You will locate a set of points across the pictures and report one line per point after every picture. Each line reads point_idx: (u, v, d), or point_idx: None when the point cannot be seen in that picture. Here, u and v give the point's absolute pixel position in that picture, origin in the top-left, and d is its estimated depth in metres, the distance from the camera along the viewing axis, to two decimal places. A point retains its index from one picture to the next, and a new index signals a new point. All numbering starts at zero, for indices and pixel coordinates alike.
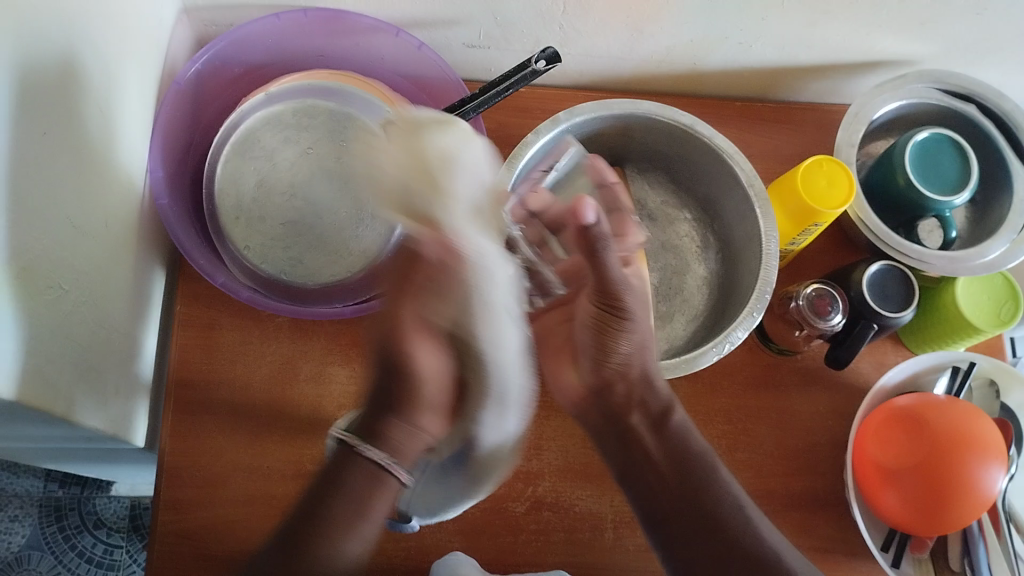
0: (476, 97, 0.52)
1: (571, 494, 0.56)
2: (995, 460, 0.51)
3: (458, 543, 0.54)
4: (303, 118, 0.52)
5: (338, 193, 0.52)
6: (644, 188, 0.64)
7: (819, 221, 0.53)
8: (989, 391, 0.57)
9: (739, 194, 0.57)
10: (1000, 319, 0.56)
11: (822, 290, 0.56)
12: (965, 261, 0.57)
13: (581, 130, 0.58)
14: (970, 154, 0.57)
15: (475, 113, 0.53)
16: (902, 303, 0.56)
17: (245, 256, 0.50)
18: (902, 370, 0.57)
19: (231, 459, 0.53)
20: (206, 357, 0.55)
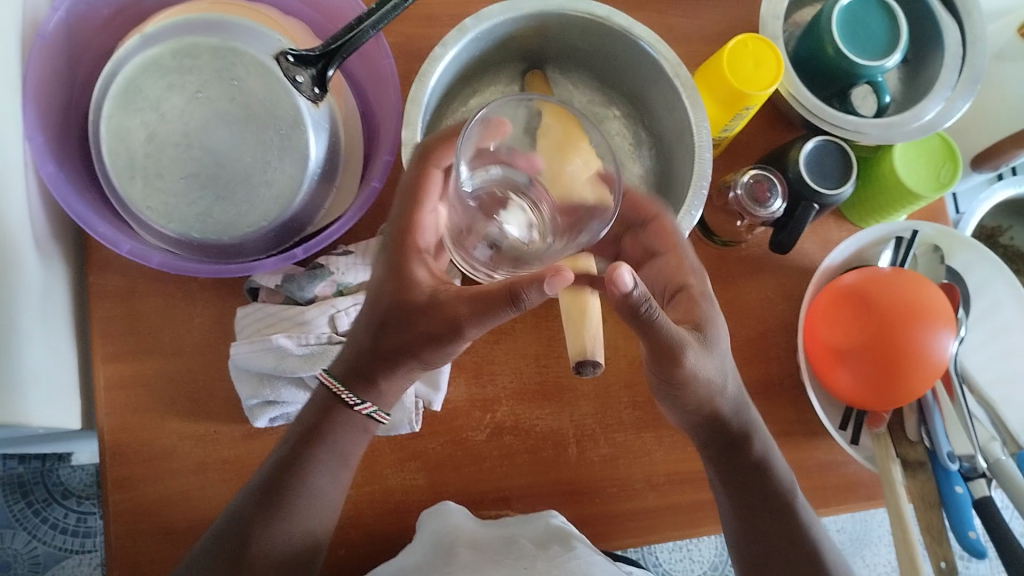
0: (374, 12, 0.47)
1: (530, 415, 0.56)
2: (943, 326, 0.51)
3: (422, 479, 0.54)
4: (186, 59, 0.47)
5: (239, 138, 0.48)
6: (569, 88, 0.60)
7: (751, 104, 0.51)
8: (933, 257, 0.57)
9: (663, 84, 0.53)
10: (939, 183, 0.55)
11: (759, 176, 0.54)
12: (901, 125, 0.55)
13: (493, 36, 0.54)
14: (898, 13, 0.55)
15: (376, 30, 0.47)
16: (841, 179, 0.54)
17: (148, 218, 0.47)
18: (846, 247, 0.56)
19: (174, 429, 0.51)
20: (130, 329, 0.52)
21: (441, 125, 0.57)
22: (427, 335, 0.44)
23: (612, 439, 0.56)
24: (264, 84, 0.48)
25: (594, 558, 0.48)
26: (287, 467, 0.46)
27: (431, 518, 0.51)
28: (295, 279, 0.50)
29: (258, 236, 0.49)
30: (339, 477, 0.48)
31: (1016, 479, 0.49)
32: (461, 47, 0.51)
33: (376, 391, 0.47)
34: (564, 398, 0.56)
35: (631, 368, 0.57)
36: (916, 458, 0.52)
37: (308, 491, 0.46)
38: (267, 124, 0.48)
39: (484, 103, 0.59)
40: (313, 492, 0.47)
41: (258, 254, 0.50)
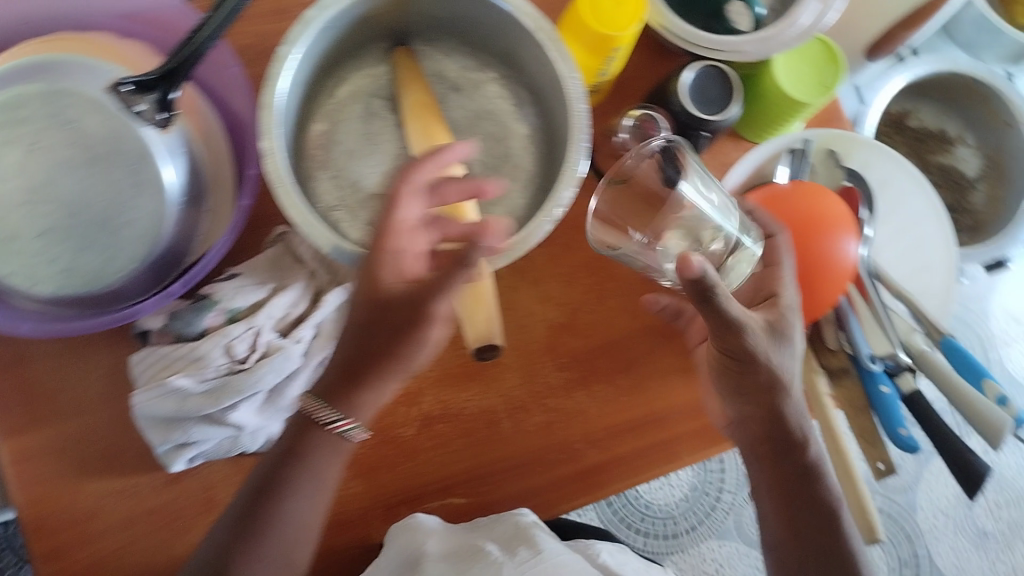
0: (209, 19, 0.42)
1: (457, 399, 0.54)
2: (845, 233, 0.50)
3: (357, 487, 0.53)
4: (15, 111, 0.44)
5: (87, 182, 0.45)
6: (440, 58, 0.58)
7: (620, 46, 0.49)
8: (830, 161, 0.55)
9: (528, 40, 0.51)
10: (824, 86, 0.54)
11: (644, 116, 0.54)
12: (779, 36, 0.53)
13: (343, 21, 0.51)
14: None
15: (216, 39, 0.43)
16: (726, 102, 0.53)
17: (12, 284, 0.45)
18: (740, 169, 0.55)
19: (95, 488, 0.50)
20: (25, 398, 0.50)
21: (310, 121, 0.55)
22: (399, 329, 0.45)
23: (545, 407, 0.55)
24: (100, 122, 0.45)
25: (555, 558, 0.56)
26: (264, 494, 0.47)
27: (401, 534, 0.52)
28: (180, 316, 0.49)
29: (133, 279, 0.46)
30: (320, 493, 0.48)
31: (941, 367, 0.49)
32: (310, 41, 0.48)
33: (354, 408, 0.47)
34: (488, 375, 0.55)
35: (552, 332, 0.56)
36: (840, 365, 0.52)
37: (301, 500, 0.47)
38: (112, 161, 0.45)
39: (353, 90, 0.57)
40: (297, 510, 0.47)
41: (139, 296, 0.48)
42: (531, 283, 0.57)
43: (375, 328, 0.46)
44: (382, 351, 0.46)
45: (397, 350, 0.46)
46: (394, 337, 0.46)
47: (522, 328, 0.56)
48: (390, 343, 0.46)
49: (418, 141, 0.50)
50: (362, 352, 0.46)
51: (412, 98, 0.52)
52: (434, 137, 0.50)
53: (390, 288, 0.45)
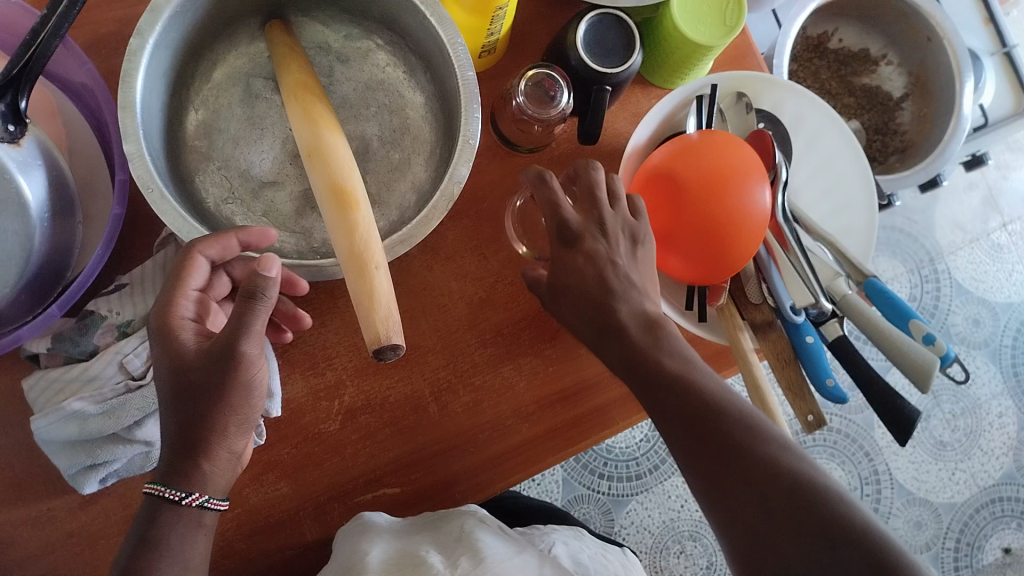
0: (48, 15, 0.40)
1: (380, 387, 0.53)
2: (756, 181, 0.48)
3: (285, 488, 0.51)
4: None
5: None
6: (320, 30, 0.54)
7: (504, 2, 0.47)
8: (740, 105, 0.53)
9: (406, 4, 0.48)
10: (727, 26, 0.51)
11: (540, 75, 0.50)
12: None
13: (204, 1, 0.47)
14: None
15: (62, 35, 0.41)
16: (626, 52, 0.50)
17: None
18: (648, 121, 0.53)
19: (4, 520, 0.48)
20: None
21: (187, 111, 0.51)
22: (198, 407, 0.40)
23: (471, 385, 0.54)
24: None
25: (505, 565, 0.50)
26: (144, 539, 0.40)
27: (347, 537, 0.50)
28: (67, 337, 0.46)
29: (8, 304, 0.44)
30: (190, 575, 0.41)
31: (867, 314, 0.48)
32: (165, 27, 0.45)
33: (203, 480, 0.41)
34: (410, 359, 0.53)
35: (471, 307, 0.54)
36: (763, 319, 0.51)
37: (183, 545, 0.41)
38: None
39: (231, 72, 0.53)
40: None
41: (22, 320, 0.45)
42: (444, 258, 0.55)
43: (179, 404, 0.41)
44: (201, 438, 0.41)
45: (203, 429, 0.41)
46: (197, 405, 0.40)
47: (440, 306, 0.54)
48: (200, 408, 0.40)
49: (302, 128, 0.46)
50: (183, 422, 0.41)
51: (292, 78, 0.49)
52: (318, 124, 0.46)
53: (187, 357, 0.41)
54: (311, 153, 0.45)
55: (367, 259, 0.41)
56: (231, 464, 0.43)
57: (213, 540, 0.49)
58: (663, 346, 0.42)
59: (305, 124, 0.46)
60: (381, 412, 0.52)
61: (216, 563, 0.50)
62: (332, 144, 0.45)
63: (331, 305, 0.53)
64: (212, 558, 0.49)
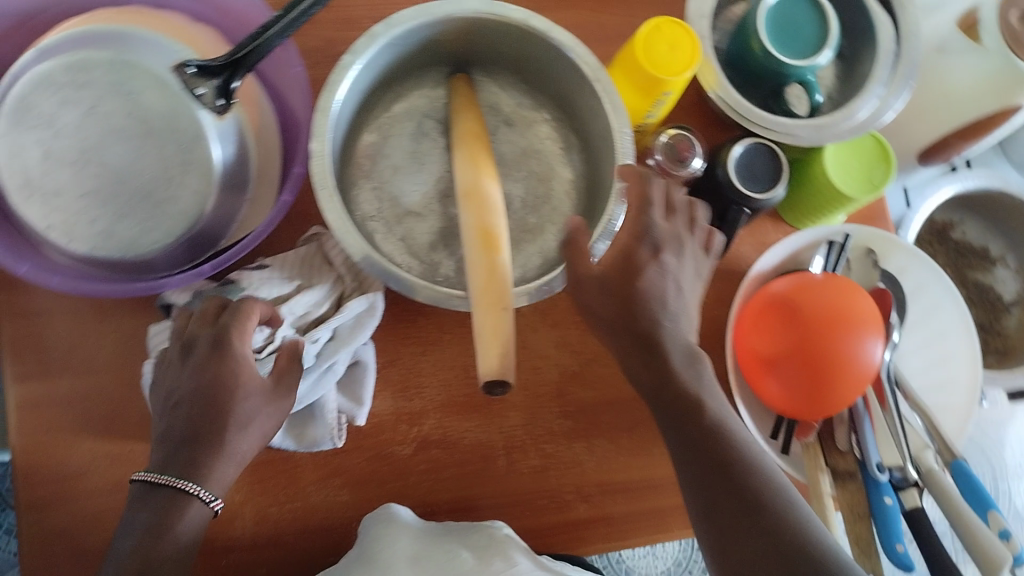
0: (279, 18, 0.43)
1: (458, 428, 0.54)
2: (873, 333, 0.50)
3: (346, 496, 0.52)
4: (78, 73, 0.45)
5: (137, 152, 0.46)
6: (496, 91, 0.59)
7: (669, 89, 0.50)
8: (867, 261, 0.55)
9: (586, 88, 0.52)
10: (871, 184, 0.54)
11: (679, 136, 0.54)
12: (832, 126, 0.54)
13: (411, 41, 0.52)
14: (827, 8, 0.54)
15: (282, 38, 0.44)
16: (771, 181, 0.53)
17: (49, 237, 0.45)
18: (778, 252, 0.55)
19: (86, 448, 0.50)
20: (39, 349, 0.51)
21: (362, 132, 0.56)
22: (211, 419, 0.44)
23: (543, 451, 0.55)
24: (161, 98, 0.46)
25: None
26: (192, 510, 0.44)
27: (374, 524, 0.50)
28: (204, 296, 0.49)
29: (164, 253, 0.47)
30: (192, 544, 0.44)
31: (948, 491, 0.48)
32: (373, 53, 0.50)
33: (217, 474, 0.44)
34: (493, 409, 0.55)
35: (563, 378, 0.56)
36: (846, 467, 0.51)
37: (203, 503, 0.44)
38: (167, 137, 0.46)
39: (408, 108, 0.58)
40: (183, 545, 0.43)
41: (169, 272, 0.49)
42: (550, 325, 0.57)
43: (207, 416, 0.44)
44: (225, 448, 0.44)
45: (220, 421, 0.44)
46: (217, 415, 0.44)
47: (535, 369, 0.56)
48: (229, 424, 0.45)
49: (469, 169, 0.50)
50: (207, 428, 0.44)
51: (467, 127, 0.53)
52: (482, 170, 0.50)
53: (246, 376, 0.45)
54: (467, 194, 0.48)
55: (501, 304, 0.44)
56: (240, 463, 0.46)
57: (261, 522, 0.51)
58: (701, 375, 0.44)
59: (471, 167, 0.50)
60: (452, 452, 0.54)
61: (261, 546, 0.51)
62: (488, 191, 0.49)
63: (435, 338, 0.55)
64: (262, 539, 0.52)
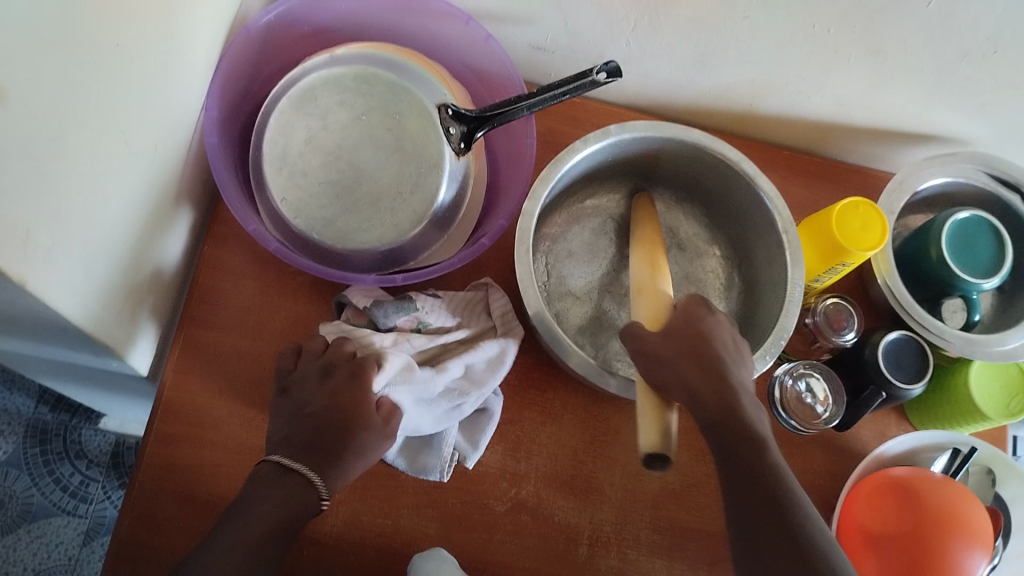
0: (530, 95, 0.50)
1: (553, 503, 0.56)
2: (982, 544, 0.50)
3: (433, 530, 0.54)
4: (362, 84, 0.53)
5: (382, 162, 0.53)
6: (679, 218, 0.64)
7: (848, 260, 0.53)
8: (985, 479, 0.57)
9: (770, 236, 0.56)
10: (1008, 409, 0.56)
11: (838, 305, 0.58)
12: (983, 345, 0.56)
13: (630, 149, 0.58)
14: (1006, 240, 0.57)
15: (528, 112, 0.50)
16: (915, 375, 0.55)
17: (280, 208, 0.51)
18: (902, 442, 0.57)
19: (227, 404, 0.53)
20: (220, 302, 0.55)
21: (555, 213, 0.61)
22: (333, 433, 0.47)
23: (624, 555, 0.56)
24: (419, 125, 0.54)
25: None
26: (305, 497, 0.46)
27: (426, 564, 0.51)
28: (381, 305, 0.53)
29: (368, 255, 0.52)
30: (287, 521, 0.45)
31: None
32: (598, 147, 0.56)
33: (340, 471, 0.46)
34: (591, 497, 0.57)
35: (662, 493, 0.58)
36: None
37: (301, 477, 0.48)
38: (410, 159, 0.53)
39: (598, 207, 0.63)
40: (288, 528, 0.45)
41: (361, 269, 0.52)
42: None
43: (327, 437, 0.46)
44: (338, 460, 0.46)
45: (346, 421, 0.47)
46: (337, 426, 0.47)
47: (639, 475, 0.58)
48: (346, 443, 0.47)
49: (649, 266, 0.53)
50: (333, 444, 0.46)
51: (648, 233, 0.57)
52: (660, 271, 0.52)
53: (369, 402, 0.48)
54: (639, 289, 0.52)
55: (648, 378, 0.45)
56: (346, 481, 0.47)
57: (351, 525, 0.53)
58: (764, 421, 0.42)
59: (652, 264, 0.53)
60: (541, 524, 0.55)
61: (342, 549, 0.53)
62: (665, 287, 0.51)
63: (556, 414, 0.58)
64: (348, 542, 0.53)
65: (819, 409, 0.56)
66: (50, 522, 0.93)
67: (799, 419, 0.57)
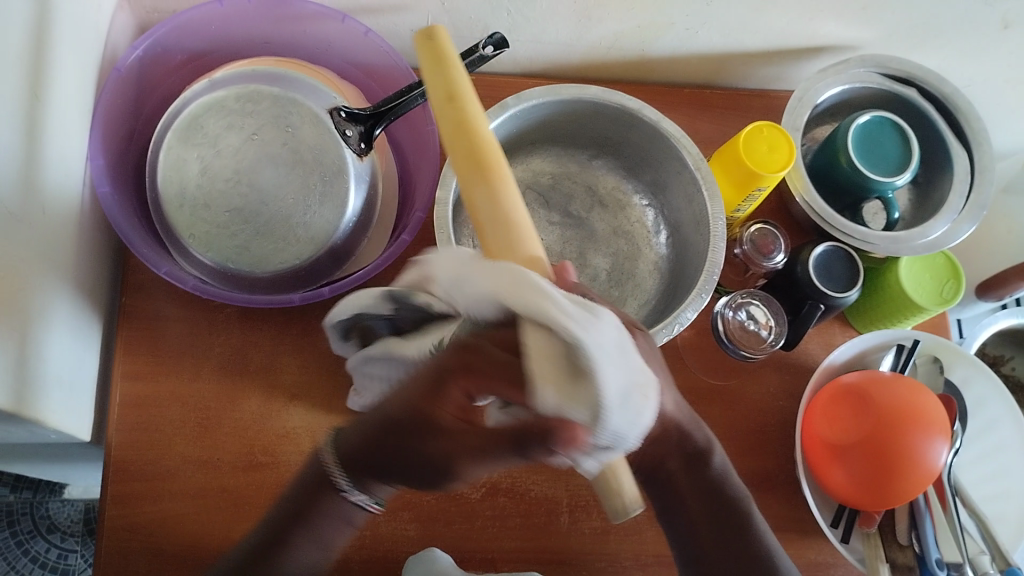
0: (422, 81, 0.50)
1: (527, 479, 0.55)
2: (940, 434, 0.51)
3: (413, 531, 0.53)
4: (247, 103, 0.52)
5: (284, 178, 0.51)
6: (595, 174, 0.64)
7: (763, 185, 0.54)
8: (933, 368, 0.59)
9: (685, 175, 0.57)
10: (942, 298, 0.57)
11: (763, 231, 0.59)
12: (908, 241, 0.58)
13: (533, 116, 0.58)
14: (910, 135, 0.58)
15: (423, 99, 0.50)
16: (848, 283, 0.56)
17: (190, 245, 0.50)
18: (849, 348, 0.58)
19: (179, 451, 0.52)
20: (151, 350, 0.54)
21: None
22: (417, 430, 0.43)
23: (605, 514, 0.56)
24: (314, 133, 0.52)
25: None
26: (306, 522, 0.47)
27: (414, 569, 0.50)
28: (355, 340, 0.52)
29: (289, 275, 0.51)
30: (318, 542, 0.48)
31: None
32: (500, 122, 0.55)
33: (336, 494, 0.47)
34: (563, 465, 0.56)
35: None
36: (905, 562, 0.54)
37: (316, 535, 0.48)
38: (312, 168, 0.52)
39: (514, 179, 0.63)
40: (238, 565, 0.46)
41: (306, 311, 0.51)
42: None
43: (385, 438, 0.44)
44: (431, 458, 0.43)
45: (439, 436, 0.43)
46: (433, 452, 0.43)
47: None
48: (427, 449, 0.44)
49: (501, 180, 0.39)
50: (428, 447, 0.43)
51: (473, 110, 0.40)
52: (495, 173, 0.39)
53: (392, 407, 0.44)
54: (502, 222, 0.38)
55: None
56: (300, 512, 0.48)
57: None
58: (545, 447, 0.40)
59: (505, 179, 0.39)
60: (518, 501, 0.55)
61: None
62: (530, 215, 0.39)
63: None
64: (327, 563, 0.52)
65: (764, 333, 0.57)
66: None
67: (746, 346, 0.57)
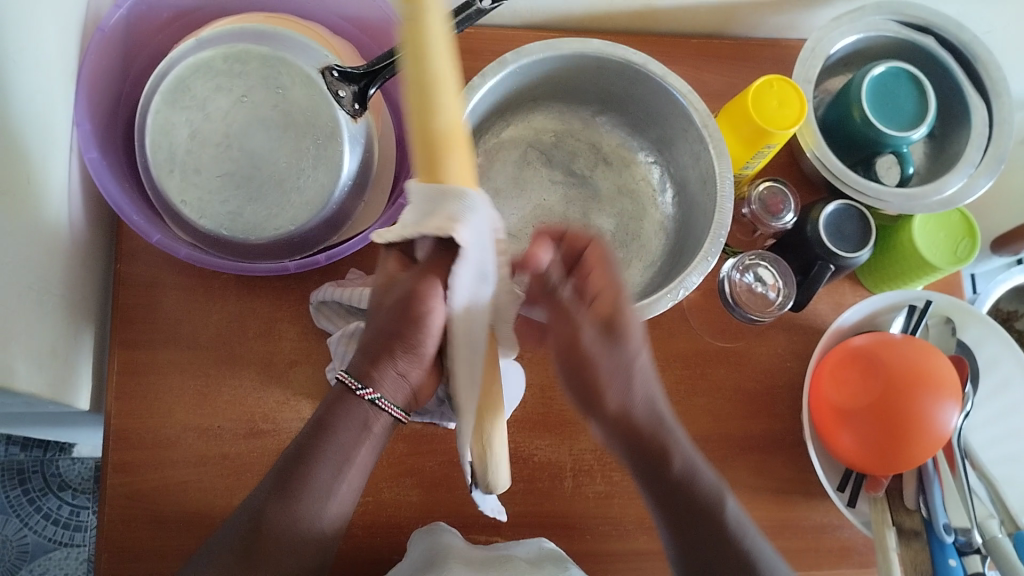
0: None
1: (529, 444, 0.55)
2: (949, 398, 0.50)
3: (415, 497, 0.53)
4: (235, 64, 0.50)
5: (277, 143, 0.50)
6: (599, 130, 0.63)
7: (773, 143, 0.52)
8: (945, 329, 0.57)
9: (692, 132, 0.55)
10: (956, 257, 0.55)
11: (773, 187, 0.57)
12: (922, 198, 0.56)
13: (533, 72, 0.56)
14: (927, 87, 0.56)
15: None
16: (860, 243, 0.54)
17: (181, 211, 0.49)
18: (858, 310, 0.56)
19: (179, 420, 0.51)
20: (147, 318, 0.53)
21: (472, 153, 0.59)
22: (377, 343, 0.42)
23: (609, 477, 0.55)
24: (306, 95, 0.50)
25: None
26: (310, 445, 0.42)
27: (424, 539, 0.50)
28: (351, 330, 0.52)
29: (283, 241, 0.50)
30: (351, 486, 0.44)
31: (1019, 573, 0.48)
32: (499, 79, 0.53)
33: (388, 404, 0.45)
34: (567, 429, 0.55)
35: None
36: (911, 526, 0.53)
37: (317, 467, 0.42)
38: (306, 131, 0.51)
39: (515, 136, 0.61)
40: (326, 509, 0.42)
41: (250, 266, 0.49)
42: None
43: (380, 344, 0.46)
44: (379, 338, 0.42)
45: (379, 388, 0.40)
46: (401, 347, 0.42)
47: None
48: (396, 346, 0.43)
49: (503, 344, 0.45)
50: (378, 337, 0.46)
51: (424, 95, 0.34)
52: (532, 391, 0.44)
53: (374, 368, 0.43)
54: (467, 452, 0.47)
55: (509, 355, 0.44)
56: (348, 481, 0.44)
57: None
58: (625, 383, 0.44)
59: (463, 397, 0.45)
60: (520, 465, 0.54)
61: None
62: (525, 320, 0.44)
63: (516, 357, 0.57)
64: None
65: (771, 295, 0.56)
66: (50, 557, 0.92)
67: (755, 310, 0.56)
